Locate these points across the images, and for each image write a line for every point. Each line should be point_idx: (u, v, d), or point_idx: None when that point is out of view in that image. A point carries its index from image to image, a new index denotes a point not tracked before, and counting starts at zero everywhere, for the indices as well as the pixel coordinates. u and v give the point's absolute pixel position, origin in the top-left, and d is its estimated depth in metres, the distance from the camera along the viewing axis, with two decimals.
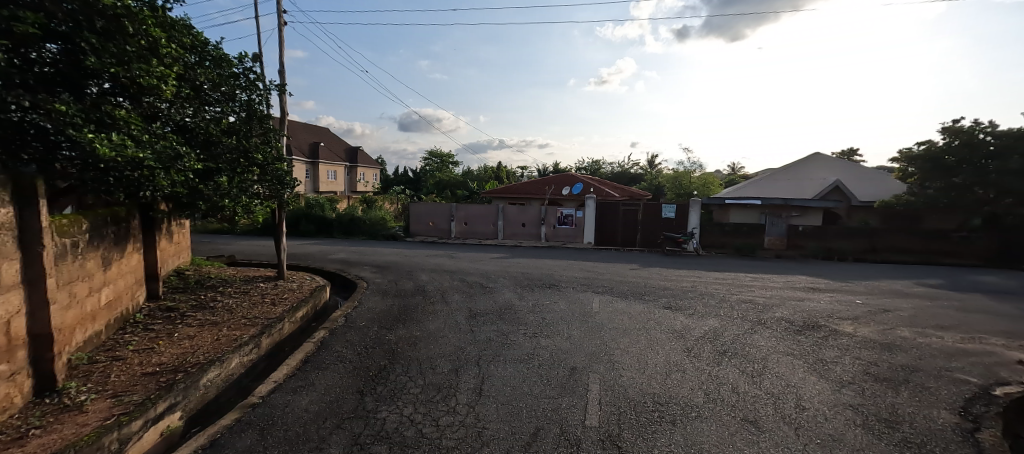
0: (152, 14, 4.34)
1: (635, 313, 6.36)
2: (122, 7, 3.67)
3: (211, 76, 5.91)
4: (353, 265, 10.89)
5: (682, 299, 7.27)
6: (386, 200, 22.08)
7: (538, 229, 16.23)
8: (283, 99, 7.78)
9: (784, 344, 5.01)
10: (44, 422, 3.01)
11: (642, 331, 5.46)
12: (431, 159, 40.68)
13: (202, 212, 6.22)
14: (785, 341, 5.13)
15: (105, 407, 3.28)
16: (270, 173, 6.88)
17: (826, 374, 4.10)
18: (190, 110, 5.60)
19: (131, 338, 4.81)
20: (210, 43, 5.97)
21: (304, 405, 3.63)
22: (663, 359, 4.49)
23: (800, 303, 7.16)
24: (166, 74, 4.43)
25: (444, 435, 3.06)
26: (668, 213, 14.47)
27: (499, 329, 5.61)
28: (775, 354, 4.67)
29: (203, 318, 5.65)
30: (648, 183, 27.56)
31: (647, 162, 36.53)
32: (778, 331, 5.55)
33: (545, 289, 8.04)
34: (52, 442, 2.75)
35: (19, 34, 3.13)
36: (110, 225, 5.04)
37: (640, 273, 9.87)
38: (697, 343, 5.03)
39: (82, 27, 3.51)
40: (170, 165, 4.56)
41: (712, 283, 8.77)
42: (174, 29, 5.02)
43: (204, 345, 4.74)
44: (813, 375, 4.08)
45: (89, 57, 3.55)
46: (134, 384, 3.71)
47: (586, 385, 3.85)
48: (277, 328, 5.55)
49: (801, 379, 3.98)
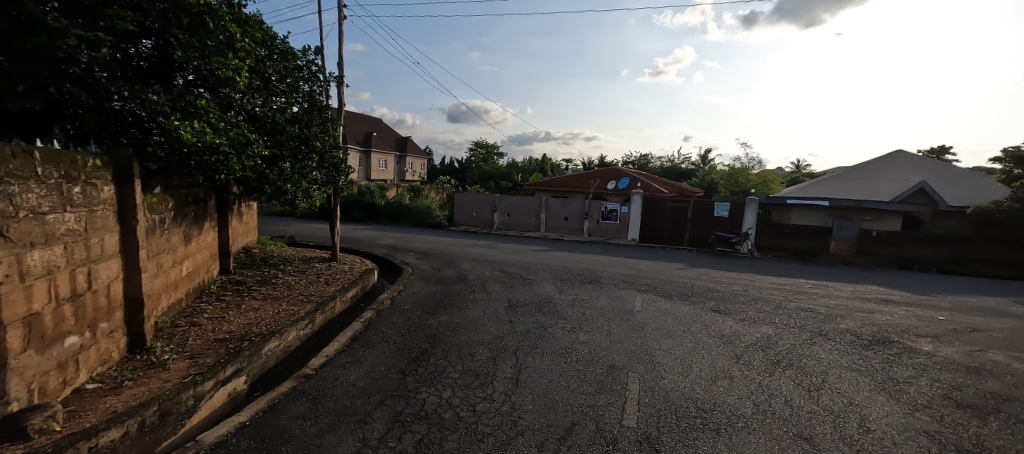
0: (230, 11, 4.72)
1: (680, 314, 6.18)
2: (205, 5, 4.01)
3: (278, 69, 6.35)
4: (399, 251, 11.35)
5: (731, 303, 6.96)
6: (432, 189, 22.72)
7: (581, 224, 16.10)
8: (341, 90, 8.19)
9: (849, 359, 4.70)
10: (135, 375, 3.44)
11: (688, 334, 5.28)
12: (477, 150, 41.08)
13: (267, 195, 6.74)
14: (849, 356, 4.81)
15: (183, 366, 3.68)
16: (327, 160, 7.32)
17: (896, 396, 3.81)
18: (260, 101, 6.04)
19: (206, 307, 5.32)
20: (278, 37, 6.38)
21: (351, 380, 3.89)
22: (709, 364, 4.36)
23: (870, 315, 6.63)
24: (240, 67, 4.84)
25: (481, 420, 3.17)
26: (721, 211, 13.83)
27: (537, 321, 5.66)
28: (836, 369, 4.38)
29: (265, 293, 6.16)
30: (700, 179, 26.46)
31: (700, 157, 34.99)
32: (842, 344, 5.20)
33: (586, 284, 7.98)
34: (142, 393, 3.14)
35: (121, 31, 3.53)
36: (191, 204, 5.56)
37: (686, 273, 9.54)
38: (747, 350, 4.83)
39: (171, 24, 3.88)
40: (241, 150, 4.99)
41: (767, 288, 8.33)
42: (247, 25, 5.42)
43: (266, 318, 5.16)
44: (882, 396, 3.80)
45: (177, 51, 3.94)
46: (208, 348, 4.14)
47: (624, 384, 3.83)
48: (329, 305, 5.93)
49: (866, 398, 3.74)
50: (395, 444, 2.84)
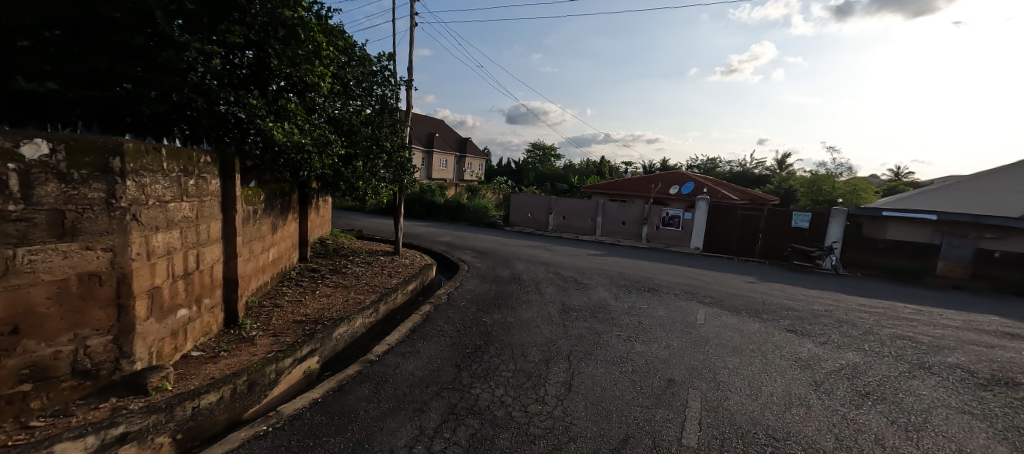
0: (318, 23, 5.18)
1: (748, 332, 5.80)
2: (298, 18, 4.44)
3: (356, 75, 6.85)
4: (457, 248, 11.73)
5: (810, 324, 6.40)
6: (489, 189, 23.16)
7: (639, 229, 15.63)
8: (410, 93, 8.64)
9: (956, 399, 4.15)
10: (229, 347, 3.90)
11: (757, 354, 4.94)
12: (534, 151, 41.22)
13: (341, 190, 7.29)
14: (957, 395, 4.24)
15: (267, 343, 4.10)
16: (395, 160, 7.76)
17: (1021, 447, 3.31)
18: (340, 104, 6.54)
19: (286, 291, 5.87)
20: (357, 45, 6.88)
21: (411, 369, 4.11)
22: (782, 388, 4.06)
23: (987, 350, 5.78)
24: (324, 74, 5.28)
25: (534, 422, 3.21)
26: (800, 222, 12.73)
27: (592, 327, 5.60)
28: (941, 409, 3.88)
29: (336, 281, 6.66)
30: (776, 186, 24.50)
31: (776, 162, 32.43)
32: (948, 381, 4.60)
33: (643, 292, 7.74)
34: (234, 363, 3.55)
35: (230, 44, 4.02)
36: (278, 198, 6.17)
37: (757, 288, 8.91)
38: (829, 377, 4.43)
39: (270, 36, 4.34)
40: (322, 150, 5.46)
41: (853, 310, 7.54)
42: (332, 35, 5.92)
43: (336, 304, 5.59)
44: (1001, 446, 3.31)
45: (273, 61, 4.40)
46: (288, 328, 4.57)
47: (684, 401, 3.68)
48: (392, 297, 6.29)
49: (981, 445, 3.28)
50: (450, 435, 2.98)
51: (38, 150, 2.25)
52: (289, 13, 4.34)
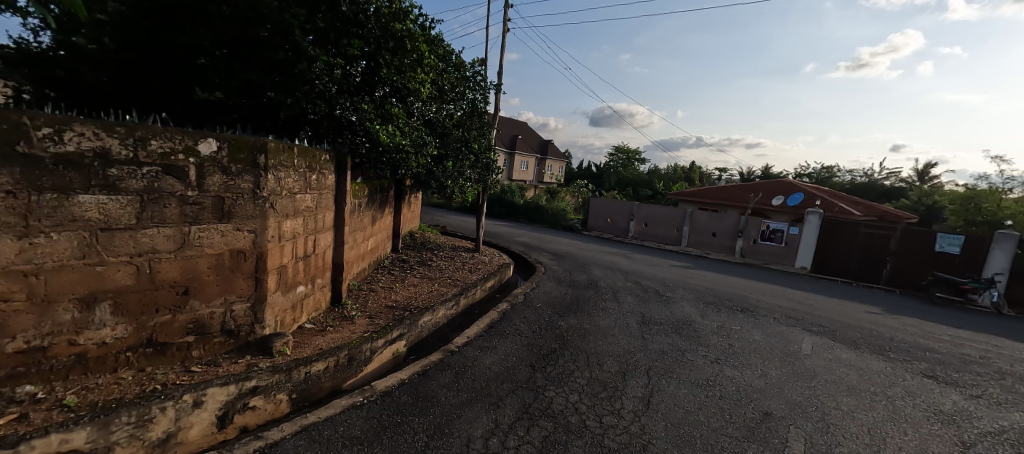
0: (422, 33, 5.61)
1: (870, 371, 5.06)
2: (405, 30, 4.85)
3: (452, 80, 7.28)
4: (534, 249, 11.87)
5: (956, 371, 5.38)
6: (569, 192, 23.05)
7: (732, 242, 14.44)
8: (498, 96, 8.96)
9: None
10: (333, 323, 4.41)
11: (882, 399, 4.28)
12: (617, 155, 40.08)
13: (432, 188, 7.81)
14: None
15: (364, 323, 4.56)
16: (481, 161, 8.11)
17: None
18: (435, 107, 6.99)
19: (379, 278, 6.45)
20: (454, 52, 7.32)
21: (488, 364, 4.28)
22: (914, 444, 3.49)
23: None
24: (424, 80, 5.68)
25: (609, 435, 3.16)
26: (947, 247, 10.52)
27: (674, 344, 5.33)
28: None
29: (422, 273, 7.15)
30: (910, 201, 20.93)
31: (911, 174, 27.69)
32: None
33: (735, 312, 7.14)
34: (337, 338, 4.01)
35: (349, 56, 4.54)
36: (378, 193, 6.79)
37: (879, 320, 7.73)
38: (981, 439, 3.70)
39: (382, 47, 4.81)
40: (418, 150, 5.91)
41: (1016, 360, 6.18)
42: (433, 44, 6.37)
43: (422, 294, 6.01)
44: None
45: (382, 69, 4.86)
46: (380, 311, 5.03)
47: (782, 439, 3.35)
48: (471, 292, 6.58)
49: None
50: (523, 433, 3.06)
51: (212, 147, 2.75)
52: (398, 26, 4.77)
